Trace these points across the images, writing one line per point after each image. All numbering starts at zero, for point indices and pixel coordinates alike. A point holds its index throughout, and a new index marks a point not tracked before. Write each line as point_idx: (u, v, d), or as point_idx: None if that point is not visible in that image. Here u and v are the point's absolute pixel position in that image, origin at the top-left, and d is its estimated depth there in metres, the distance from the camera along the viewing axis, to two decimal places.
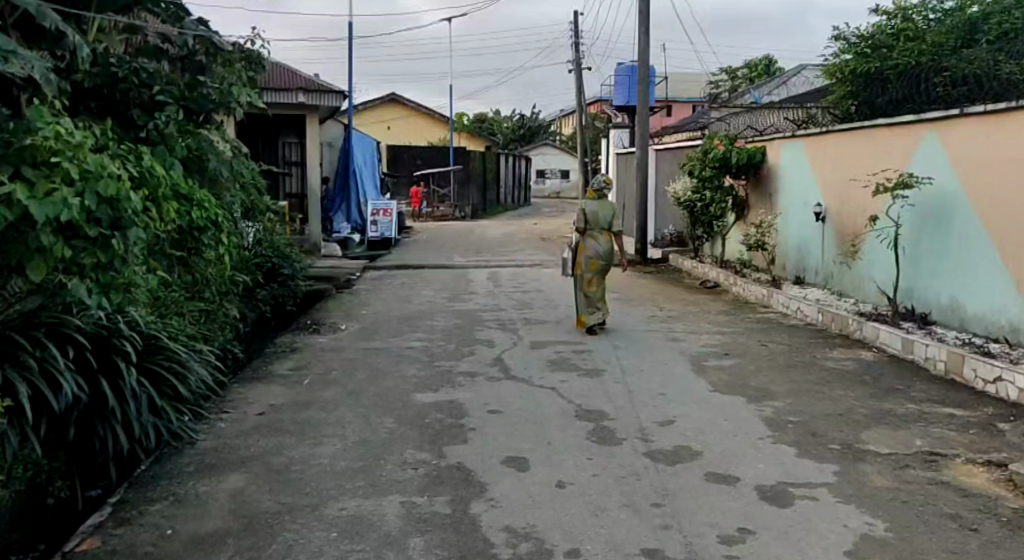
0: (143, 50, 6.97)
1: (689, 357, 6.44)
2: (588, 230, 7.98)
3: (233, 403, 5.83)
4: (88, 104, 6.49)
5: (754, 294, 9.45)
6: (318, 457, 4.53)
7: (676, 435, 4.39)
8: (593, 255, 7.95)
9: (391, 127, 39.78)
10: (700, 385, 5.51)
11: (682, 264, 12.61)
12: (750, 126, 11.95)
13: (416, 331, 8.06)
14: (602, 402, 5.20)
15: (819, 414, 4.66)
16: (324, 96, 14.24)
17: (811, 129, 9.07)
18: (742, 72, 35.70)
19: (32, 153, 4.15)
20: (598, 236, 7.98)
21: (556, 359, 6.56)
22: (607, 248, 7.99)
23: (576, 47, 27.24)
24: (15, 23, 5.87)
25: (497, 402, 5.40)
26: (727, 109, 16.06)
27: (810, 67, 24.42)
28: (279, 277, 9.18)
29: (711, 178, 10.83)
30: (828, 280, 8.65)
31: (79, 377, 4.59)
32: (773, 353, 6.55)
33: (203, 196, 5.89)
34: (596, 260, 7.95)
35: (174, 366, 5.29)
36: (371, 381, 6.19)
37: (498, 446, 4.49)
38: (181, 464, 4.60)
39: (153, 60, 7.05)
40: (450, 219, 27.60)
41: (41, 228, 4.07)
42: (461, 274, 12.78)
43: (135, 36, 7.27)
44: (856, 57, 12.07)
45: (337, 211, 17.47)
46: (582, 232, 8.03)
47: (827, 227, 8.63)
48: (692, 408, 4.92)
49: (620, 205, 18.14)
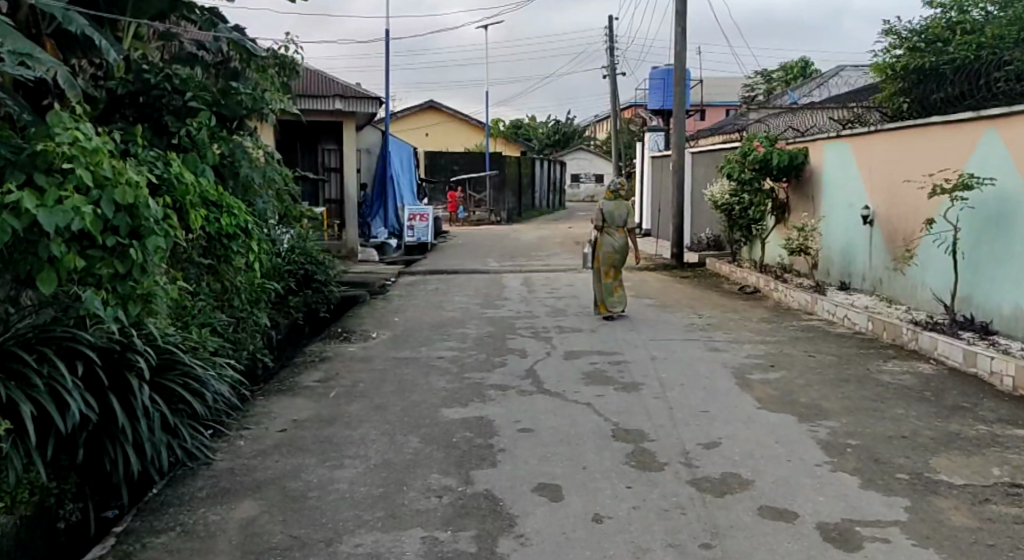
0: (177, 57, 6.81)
1: (733, 369, 6.06)
2: (606, 227, 8.68)
3: (254, 418, 5.56)
4: (124, 111, 6.40)
5: (796, 300, 9.02)
6: (337, 482, 4.24)
7: (724, 460, 4.02)
8: (609, 250, 8.66)
9: (429, 134, 39.64)
10: (746, 401, 5.13)
11: (719, 268, 12.19)
12: (792, 125, 11.51)
13: (447, 339, 7.75)
14: (641, 421, 4.84)
15: (881, 437, 4.27)
16: (362, 102, 14.01)
17: (857, 128, 8.62)
18: (777, 75, 34.92)
19: (44, 160, 4.16)
20: (614, 231, 8.70)
21: (592, 371, 6.21)
22: (622, 244, 8.70)
23: (609, 52, 26.85)
24: (52, 33, 6.06)
25: (530, 419, 5.07)
26: (765, 110, 15.61)
27: (850, 68, 23.75)
28: (314, 283, 8.78)
29: (752, 180, 10.38)
30: (877, 286, 8.19)
31: (88, 395, 4.30)
32: (823, 364, 6.14)
33: (230, 203, 5.87)
34: (612, 255, 8.67)
35: (194, 382, 4.98)
36: (399, 394, 5.89)
37: (530, 471, 4.16)
38: (193, 488, 4.33)
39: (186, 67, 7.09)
40: (486, 224, 27.35)
41: (53, 237, 4.03)
42: (495, 280, 12.49)
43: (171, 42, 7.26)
44: (908, 52, 11.53)
45: (374, 217, 17.04)
46: (600, 229, 8.75)
47: (876, 230, 8.18)
48: (739, 428, 4.55)
49: (656, 209, 17.73)
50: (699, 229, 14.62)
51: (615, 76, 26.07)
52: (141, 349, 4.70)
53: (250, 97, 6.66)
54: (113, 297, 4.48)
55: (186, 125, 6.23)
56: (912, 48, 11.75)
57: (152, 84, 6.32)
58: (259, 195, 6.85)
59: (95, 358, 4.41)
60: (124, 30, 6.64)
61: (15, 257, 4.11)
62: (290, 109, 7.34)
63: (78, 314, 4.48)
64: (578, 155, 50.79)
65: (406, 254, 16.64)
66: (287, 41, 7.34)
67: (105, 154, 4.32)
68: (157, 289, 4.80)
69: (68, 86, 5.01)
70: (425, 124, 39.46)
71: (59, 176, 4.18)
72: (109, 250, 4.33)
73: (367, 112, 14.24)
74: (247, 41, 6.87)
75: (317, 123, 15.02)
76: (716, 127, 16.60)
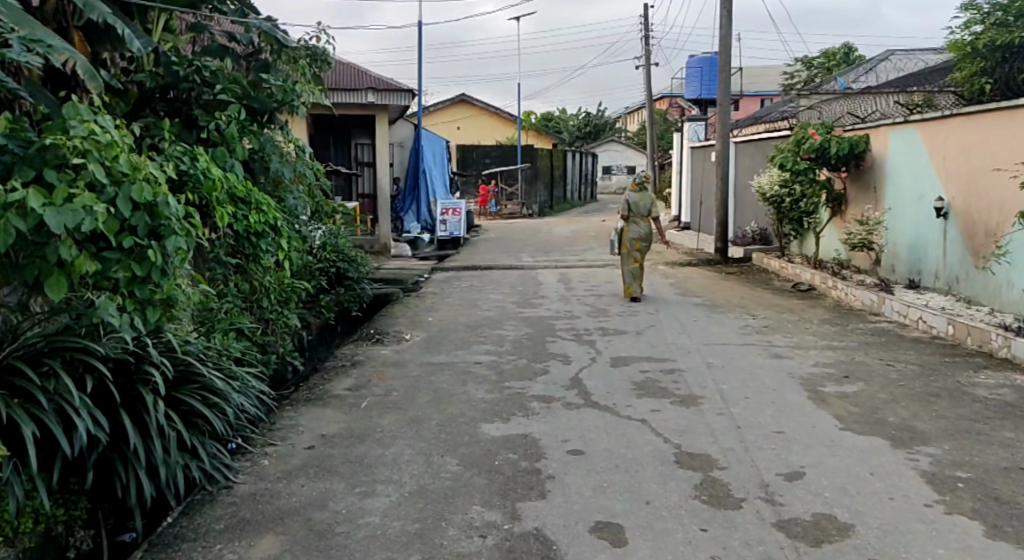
0: (207, 49, 6.30)
1: (801, 380, 5.44)
2: (631, 216, 9.25)
3: (280, 432, 4.95)
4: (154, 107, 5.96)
5: (859, 300, 8.31)
6: (368, 515, 3.75)
7: (812, 498, 3.52)
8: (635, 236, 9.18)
9: (460, 128, 39.12)
10: (825, 419, 4.55)
11: (767, 263, 11.54)
12: (850, 112, 10.74)
13: (484, 342, 7.23)
14: (707, 443, 4.29)
15: (994, 471, 3.71)
16: (394, 94, 13.45)
17: (926, 113, 7.96)
18: (820, 60, 33.06)
19: (55, 155, 3.82)
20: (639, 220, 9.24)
21: (644, 381, 5.65)
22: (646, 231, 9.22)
23: (644, 40, 26.06)
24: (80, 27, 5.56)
25: (580, 438, 4.54)
26: (818, 96, 14.80)
27: (899, 52, 22.64)
28: (346, 281, 8.18)
29: (806, 171, 9.65)
30: (953, 284, 7.48)
31: (98, 412, 3.82)
32: (904, 374, 5.48)
33: (259, 199, 5.45)
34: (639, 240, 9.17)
35: (217, 396, 4.38)
36: (433, 405, 5.36)
37: (586, 505, 3.65)
38: (211, 518, 3.84)
39: (217, 59, 6.39)
40: (517, 218, 26.82)
41: (61, 238, 3.68)
42: (529, 276, 11.94)
43: (202, 35, 6.71)
44: (995, 29, 11.23)
45: (406, 210, 16.53)
46: (627, 217, 9.28)
47: (951, 224, 7.48)
48: (825, 454, 4.02)
49: (698, 201, 17.02)
50: (743, 222, 13.93)
51: (649, 64, 25.28)
52: (157, 361, 4.11)
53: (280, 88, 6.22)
54: (131, 304, 4.14)
55: (215, 119, 5.81)
56: (995, 23, 11.32)
57: (181, 77, 5.87)
58: (290, 189, 6.43)
59: (105, 373, 3.88)
60: (154, 21, 6.12)
61: (21, 261, 3.78)
62: (322, 103, 6.84)
63: (91, 322, 4.03)
64: (610, 146, 49.90)
65: (439, 248, 16.17)
66: (317, 30, 6.87)
67: (121, 149, 4.06)
68: (181, 293, 4.46)
69: (89, 76, 4.73)
70: (456, 118, 38.97)
71: (71, 172, 3.85)
72: (126, 251, 4.03)
73: (400, 104, 13.67)
74: (278, 32, 6.33)
75: (349, 116, 14.58)
76: (763, 113, 15.81)
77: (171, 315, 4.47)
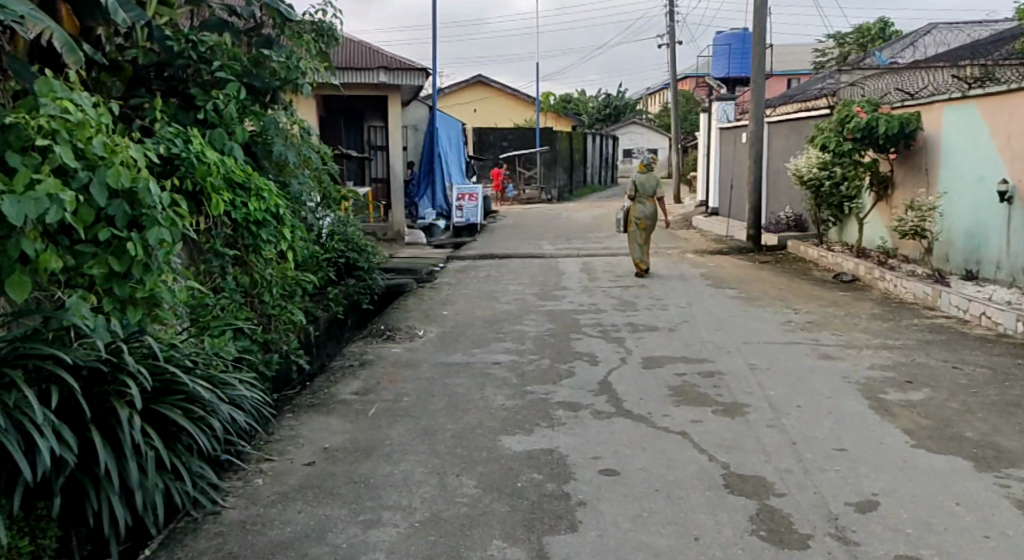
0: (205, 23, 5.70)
1: (859, 386, 4.88)
2: (638, 195, 9.60)
3: (279, 445, 4.49)
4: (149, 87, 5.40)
5: (911, 292, 7.73)
6: (373, 551, 3.26)
7: (892, 535, 3.00)
8: (640, 215, 9.52)
9: (478, 110, 38.42)
10: (892, 435, 4.01)
11: (803, 251, 10.96)
12: (897, 87, 10.10)
13: (504, 340, 6.72)
14: (759, 463, 3.76)
15: None
16: (407, 74, 12.95)
17: (989, 88, 7.32)
18: (852, 37, 31.89)
19: (16, 135, 3.30)
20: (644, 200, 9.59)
21: (681, 386, 5.13)
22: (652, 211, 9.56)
23: (671, 18, 25.18)
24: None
25: (613, 456, 4.03)
26: (860, 73, 14.07)
27: (941, 27, 21.60)
28: (357, 272, 7.69)
29: (851, 152, 9.08)
30: (1016, 275, 6.88)
31: (68, 429, 3.33)
32: (975, 380, 4.90)
33: (259, 185, 4.95)
34: (643, 220, 9.51)
35: (204, 408, 3.87)
36: (449, 414, 4.87)
37: (624, 540, 3.14)
38: (192, 552, 3.36)
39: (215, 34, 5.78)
40: (535, 203, 26.21)
41: (21, 229, 3.20)
42: (551, 266, 11.38)
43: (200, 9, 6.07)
44: None
45: (420, 196, 16.04)
46: (634, 197, 9.66)
47: (1016, 209, 6.87)
48: (899, 479, 3.48)
49: (728, 184, 16.36)
50: (776, 207, 13.30)
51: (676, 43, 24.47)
52: (135, 371, 3.57)
53: (283, 66, 5.68)
54: (108, 304, 3.65)
55: (212, 99, 5.32)
56: None
57: (177, 53, 5.36)
58: (295, 173, 5.95)
59: (77, 384, 3.38)
60: None
61: None
62: (329, 81, 6.32)
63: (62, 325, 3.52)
64: (630, 129, 48.89)
65: (455, 236, 15.65)
66: (323, 3, 6.35)
67: (96, 129, 3.55)
68: (169, 291, 3.96)
69: (69, 49, 4.17)
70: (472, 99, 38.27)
71: (36, 155, 3.34)
72: (102, 245, 3.56)
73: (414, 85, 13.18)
74: (281, 4, 5.76)
75: (359, 97, 14.11)
76: (800, 91, 15.10)
77: (158, 317, 3.97)
